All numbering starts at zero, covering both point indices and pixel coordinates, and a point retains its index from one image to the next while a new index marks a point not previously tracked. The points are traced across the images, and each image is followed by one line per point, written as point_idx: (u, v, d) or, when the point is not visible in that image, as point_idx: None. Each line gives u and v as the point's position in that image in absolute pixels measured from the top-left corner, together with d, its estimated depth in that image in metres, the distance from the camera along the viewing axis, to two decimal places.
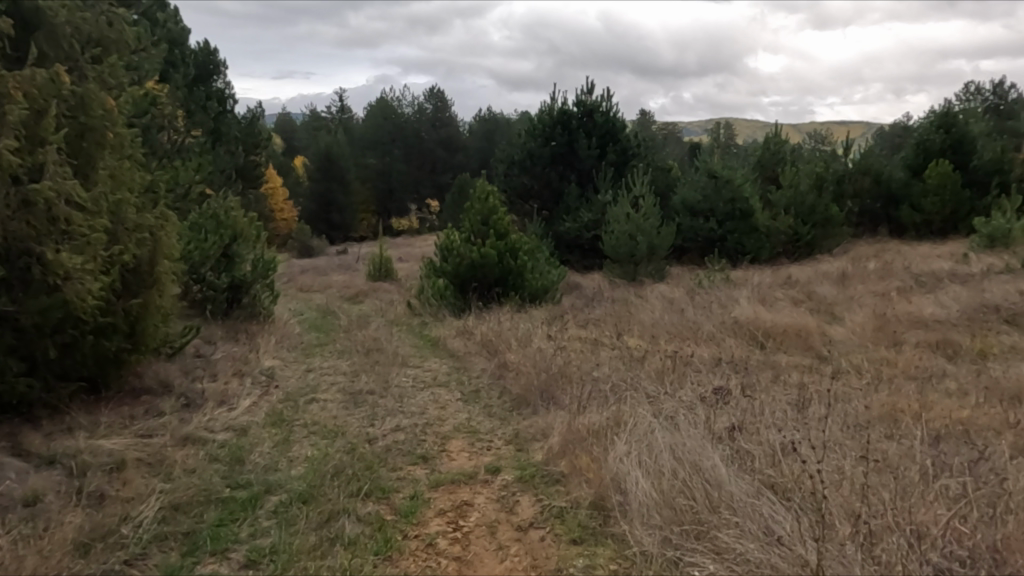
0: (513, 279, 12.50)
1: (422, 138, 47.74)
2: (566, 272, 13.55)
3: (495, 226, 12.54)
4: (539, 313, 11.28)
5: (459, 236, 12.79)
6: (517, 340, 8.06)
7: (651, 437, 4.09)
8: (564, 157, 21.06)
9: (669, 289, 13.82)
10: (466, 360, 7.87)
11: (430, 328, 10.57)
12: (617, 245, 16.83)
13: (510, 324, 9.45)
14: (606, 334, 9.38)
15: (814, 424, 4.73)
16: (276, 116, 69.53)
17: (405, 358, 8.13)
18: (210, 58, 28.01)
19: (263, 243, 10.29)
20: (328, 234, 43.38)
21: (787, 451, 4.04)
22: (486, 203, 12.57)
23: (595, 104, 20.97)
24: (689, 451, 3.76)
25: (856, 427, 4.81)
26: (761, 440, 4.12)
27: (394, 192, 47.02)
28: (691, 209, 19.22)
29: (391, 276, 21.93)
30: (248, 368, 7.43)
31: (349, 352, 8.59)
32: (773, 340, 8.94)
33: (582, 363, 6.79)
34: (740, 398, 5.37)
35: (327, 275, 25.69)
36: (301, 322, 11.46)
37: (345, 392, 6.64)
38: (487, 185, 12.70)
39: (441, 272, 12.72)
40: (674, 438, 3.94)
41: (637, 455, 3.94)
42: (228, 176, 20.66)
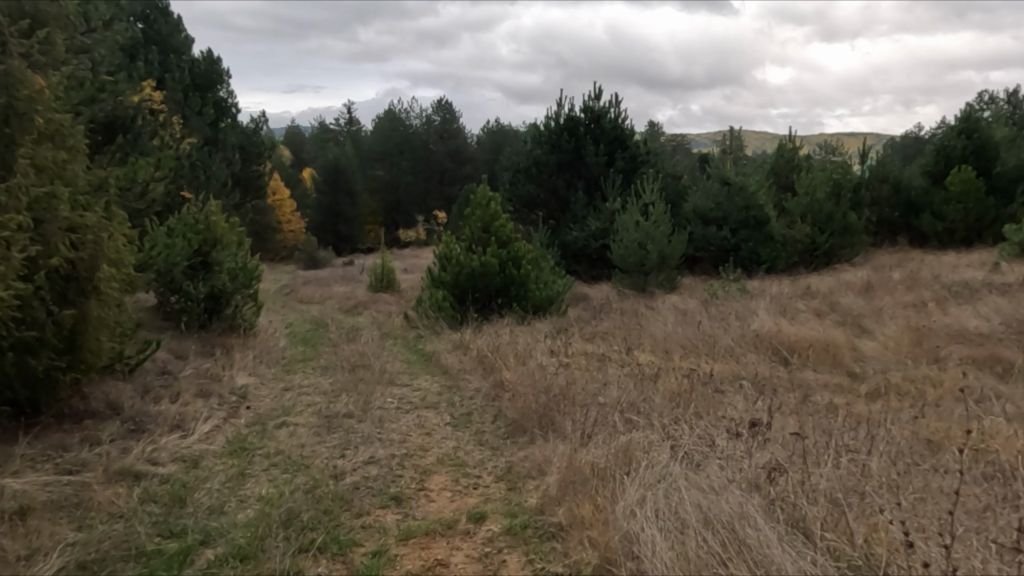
0: (515, 290, 11.77)
1: (429, 148, 47.31)
2: (572, 282, 12.82)
3: (497, 233, 11.85)
4: (543, 326, 10.54)
5: (458, 244, 12.10)
6: (515, 356, 7.31)
7: (672, 490, 3.34)
8: (571, 164, 20.41)
9: (681, 300, 13.06)
10: (459, 378, 7.13)
11: (426, 342, 9.85)
12: (626, 254, 16.09)
13: (510, 338, 8.71)
14: (616, 349, 8.62)
15: (864, 462, 3.96)
16: (285, 128, 69.45)
17: (392, 376, 7.40)
18: (213, 67, 27.63)
19: (246, 249, 9.62)
20: (336, 245, 42.85)
21: (843, 510, 3.28)
22: (488, 211, 11.93)
23: (603, 111, 20.33)
24: (726, 519, 3.02)
25: (914, 467, 4.05)
26: (810, 498, 3.37)
27: (401, 204, 46.52)
28: (703, 217, 18.46)
29: (393, 287, 21.24)
30: (218, 386, 6.73)
31: (333, 368, 7.88)
32: (798, 356, 8.16)
33: (587, 383, 6.04)
34: (771, 431, 4.60)
35: (330, 287, 25.04)
36: (288, 336, 10.77)
37: (320, 416, 5.91)
38: (489, 192, 12.06)
39: (440, 283, 12.01)
40: (705, 498, 3.20)
41: (655, 511, 3.19)
42: (225, 184, 20.10)
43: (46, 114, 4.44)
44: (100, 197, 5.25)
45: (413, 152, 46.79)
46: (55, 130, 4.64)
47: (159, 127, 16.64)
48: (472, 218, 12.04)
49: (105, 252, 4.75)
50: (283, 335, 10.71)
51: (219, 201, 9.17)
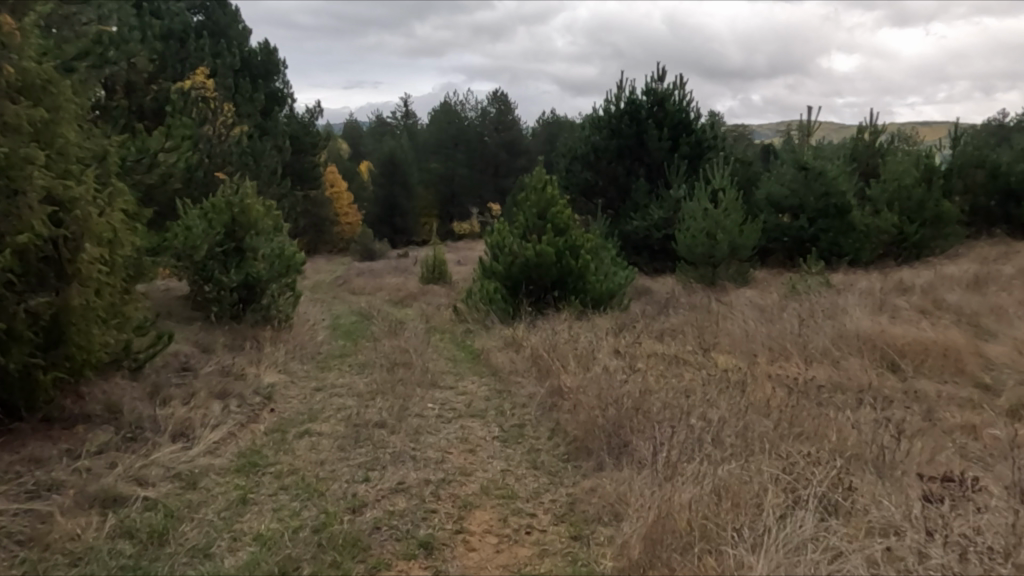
0: (573, 281, 10.80)
1: (484, 141, 46.34)
2: (635, 274, 11.72)
3: (553, 219, 10.98)
4: (604, 322, 9.52)
5: (511, 232, 11.21)
6: (576, 358, 6.34)
7: None
8: (632, 150, 19.21)
9: (757, 296, 11.80)
10: (510, 381, 6.21)
11: (477, 338, 8.98)
12: (693, 245, 14.88)
13: (568, 335, 7.74)
14: (690, 351, 7.54)
15: None
16: (344, 123, 70.14)
17: (435, 376, 6.54)
18: (270, 59, 27.50)
19: (283, 234, 8.91)
20: (391, 237, 42.63)
21: None
22: (544, 195, 11.13)
23: (667, 93, 18.96)
24: None
25: None
26: None
27: (456, 196, 46.01)
28: (776, 205, 17.00)
29: (445, 279, 20.50)
30: (240, 386, 6.00)
31: (371, 366, 7.07)
32: (909, 363, 6.90)
33: (663, 394, 5.03)
34: (918, 485, 3.53)
35: (382, 278, 24.55)
36: (329, 328, 10.08)
37: (348, 423, 5.08)
38: (545, 175, 11.26)
39: (492, 273, 11.12)
40: None
41: None
42: (275, 173, 19.72)
43: (18, 64, 3.75)
44: (96, 167, 4.54)
45: (468, 145, 45.96)
46: (35, 85, 3.95)
47: (208, 113, 16.26)
48: (527, 203, 11.23)
49: (90, 231, 4.02)
50: (325, 328, 10.02)
51: (253, 182, 8.48)
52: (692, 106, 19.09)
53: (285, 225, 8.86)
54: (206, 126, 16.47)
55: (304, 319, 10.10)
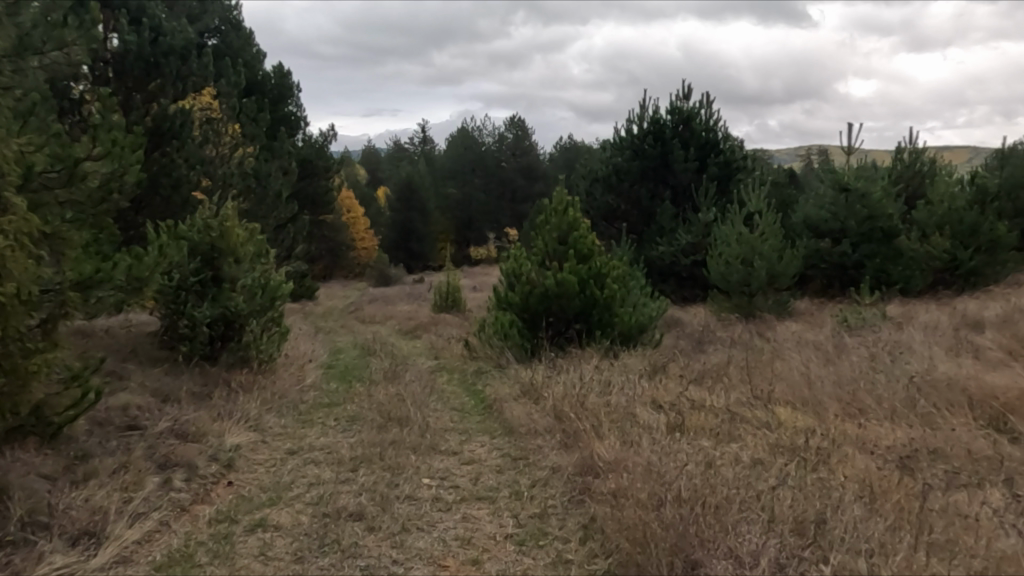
0: (599, 314, 9.61)
1: (501, 167, 45.53)
2: (667, 306, 10.48)
3: (576, 244, 9.89)
4: (635, 363, 8.31)
5: (529, 259, 10.09)
6: (610, 419, 5.11)
7: None
8: (657, 172, 18.10)
9: (805, 332, 10.51)
10: (527, 446, 5.01)
11: (490, 381, 7.78)
12: (726, 272, 13.66)
13: (598, 385, 6.49)
14: (743, 403, 6.29)
15: None
16: (362, 151, 70.16)
17: (435, 436, 5.33)
18: (285, 82, 26.99)
19: (269, 262, 7.84)
20: (407, 263, 41.75)
21: None
22: (567, 218, 10.07)
23: (693, 112, 17.87)
24: None
25: None
26: None
27: (473, 221, 45.18)
28: (815, 229, 15.74)
29: (459, 307, 19.37)
30: (194, 450, 4.85)
31: (361, 420, 5.89)
32: (1019, 424, 5.59)
33: (732, 482, 3.79)
34: None
35: (395, 305, 23.51)
36: (324, 368, 8.96)
37: (317, 511, 3.91)
38: (567, 196, 10.21)
39: (507, 305, 9.98)
40: None
41: None
42: (282, 197, 18.85)
43: None
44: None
45: (485, 170, 45.26)
46: None
47: (211, 135, 15.42)
48: (547, 227, 10.15)
49: None
50: (319, 368, 8.89)
51: (234, 203, 7.44)
52: (720, 125, 17.98)
53: (273, 251, 7.79)
54: (209, 147, 15.62)
55: (295, 355, 8.97)
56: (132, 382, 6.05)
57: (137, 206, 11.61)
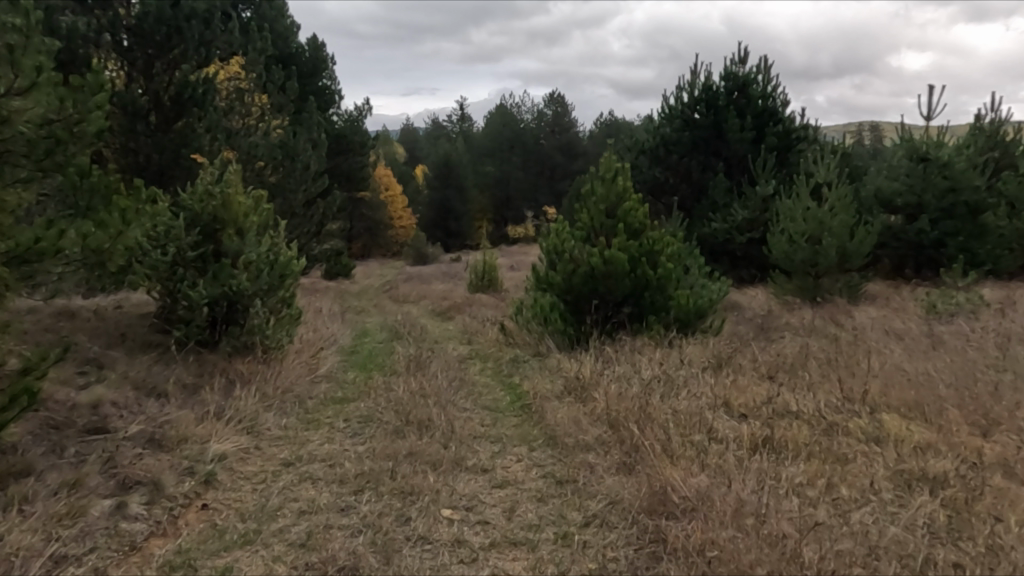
0: (652, 297, 8.51)
1: (540, 143, 44.19)
2: (729, 287, 9.26)
3: (627, 216, 8.81)
4: (696, 354, 7.20)
5: (572, 234, 9.00)
6: (682, 436, 4.04)
7: None
8: (709, 143, 16.71)
9: (889, 319, 9.20)
10: (576, 465, 3.98)
11: (528, 374, 6.76)
12: (790, 250, 12.34)
13: (658, 386, 5.41)
14: (838, 411, 5.15)
15: None
16: (401, 130, 69.51)
17: (461, 447, 4.34)
18: (320, 56, 26.27)
19: (279, 236, 6.92)
20: (445, 242, 40.92)
21: None
22: (617, 187, 8.98)
23: (749, 77, 16.35)
24: None
25: None
26: None
27: (511, 199, 44.08)
28: (887, 204, 14.23)
29: (496, 286, 18.41)
30: (167, 461, 3.97)
31: (375, 423, 4.95)
32: None
33: (869, 548, 2.71)
34: None
35: (430, 284, 22.64)
36: (344, 354, 8.08)
37: (299, 564, 2.95)
38: (618, 163, 9.09)
39: (547, 285, 8.91)
40: None
41: None
42: (312, 173, 18.10)
43: None
44: None
45: (524, 147, 44.06)
46: None
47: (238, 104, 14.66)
48: (593, 199, 9.06)
49: None
50: (339, 354, 8.01)
51: (238, 166, 6.53)
52: (778, 92, 16.44)
53: (283, 222, 6.87)
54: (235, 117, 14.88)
55: (313, 340, 8.11)
56: (112, 372, 5.21)
57: (154, 177, 10.90)
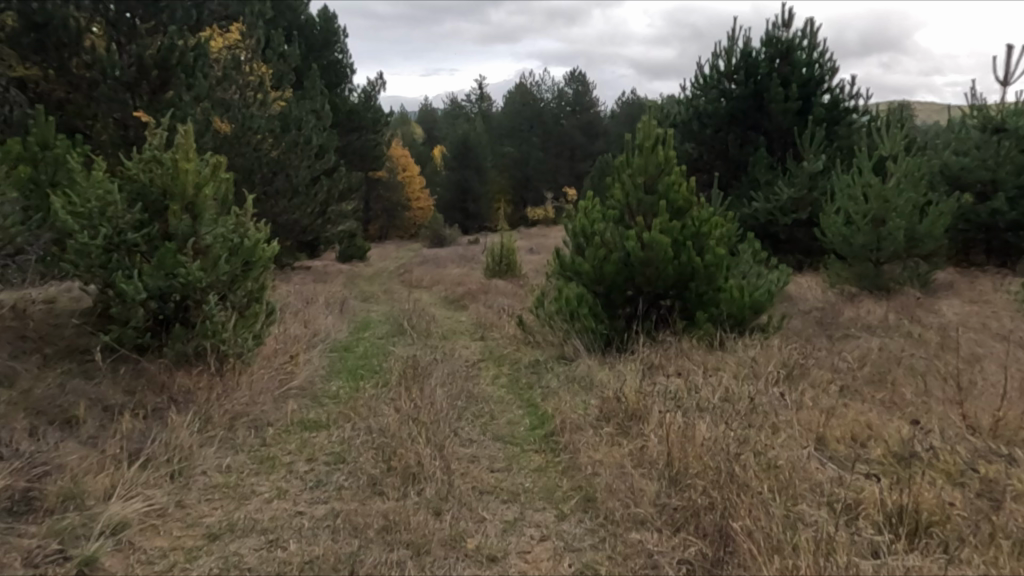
0: (700, 287, 7.12)
1: (560, 124, 42.62)
2: (790, 276, 7.82)
3: (669, 190, 7.43)
4: (760, 362, 5.84)
5: (602, 213, 7.60)
6: (786, 518, 2.73)
7: None
8: (748, 115, 15.09)
9: (979, 317, 7.73)
10: (629, 560, 2.68)
11: (553, 388, 5.46)
12: (849, 233, 10.85)
13: (729, 417, 4.06)
14: (976, 455, 3.77)
15: None
16: (418, 111, 68.06)
17: (461, 515, 3.06)
18: (331, 28, 24.90)
19: (245, 213, 5.62)
20: (463, 224, 39.58)
21: None
22: (656, 157, 7.58)
23: (793, 42, 14.70)
24: None
25: None
26: None
27: (531, 180, 42.59)
28: (955, 181, 12.61)
29: (514, 271, 17.07)
30: (33, 542, 2.74)
31: (347, 466, 3.68)
32: None
33: None
34: None
35: (446, 269, 21.34)
36: (334, 355, 6.81)
37: None
38: (658, 128, 7.69)
39: (574, 273, 7.54)
40: None
41: None
42: (316, 150, 16.82)
43: None
44: None
45: (543, 127, 42.51)
46: None
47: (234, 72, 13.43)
48: (628, 171, 7.68)
49: None
50: (327, 356, 6.75)
51: (191, 124, 5.22)
52: (824, 60, 14.79)
53: (250, 195, 5.59)
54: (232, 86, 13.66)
55: (296, 339, 6.86)
56: (9, 390, 3.99)
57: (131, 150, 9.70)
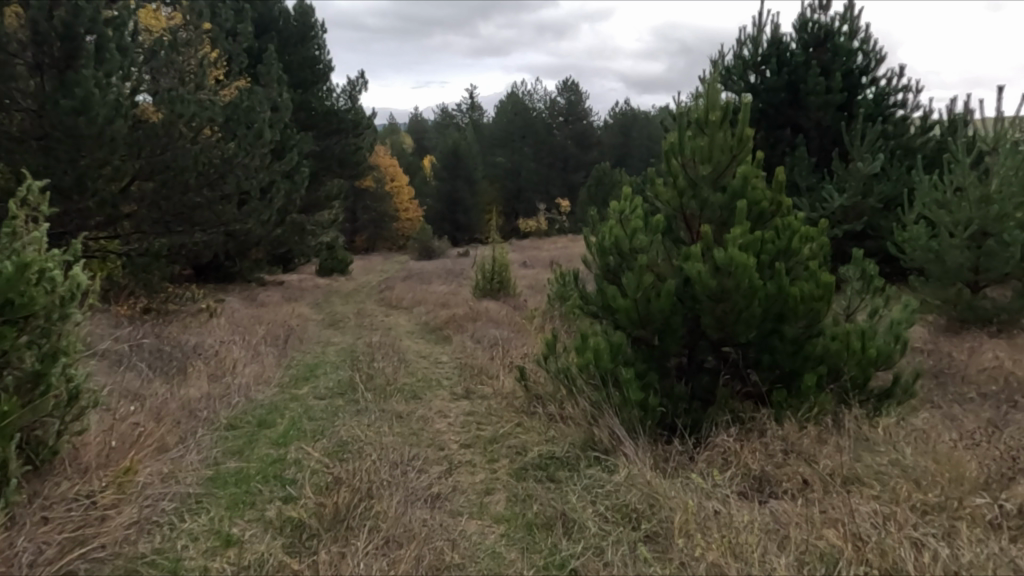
0: (801, 332, 4.69)
1: (553, 134, 40.35)
2: (917, 313, 5.36)
3: (747, 185, 4.93)
4: (952, 488, 3.37)
5: (643, 222, 5.08)
6: None
7: None
8: (778, 112, 11.61)
9: None
10: None
11: (597, 556, 2.95)
12: (942, 249, 8.44)
13: None
14: None
15: None
16: (408, 121, 65.67)
17: None
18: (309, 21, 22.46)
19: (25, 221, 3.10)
20: (453, 235, 37.04)
21: None
22: (725, 137, 5.11)
23: (832, 25, 11.40)
24: None
25: None
26: None
27: (523, 190, 40.10)
28: None
29: (508, 290, 14.53)
30: None
31: None
32: None
33: None
34: None
35: (429, 285, 18.77)
36: (220, 461, 4.21)
37: None
38: (726, 98, 5.21)
39: (605, 310, 5.05)
40: None
41: None
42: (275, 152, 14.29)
43: None
44: None
45: (536, 136, 40.28)
46: None
47: (171, 54, 11.03)
48: (681, 160, 5.15)
49: None
50: (208, 462, 4.16)
51: None
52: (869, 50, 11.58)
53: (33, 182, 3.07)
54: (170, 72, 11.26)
55: (157, 428, 4.26)
56: None
57: None
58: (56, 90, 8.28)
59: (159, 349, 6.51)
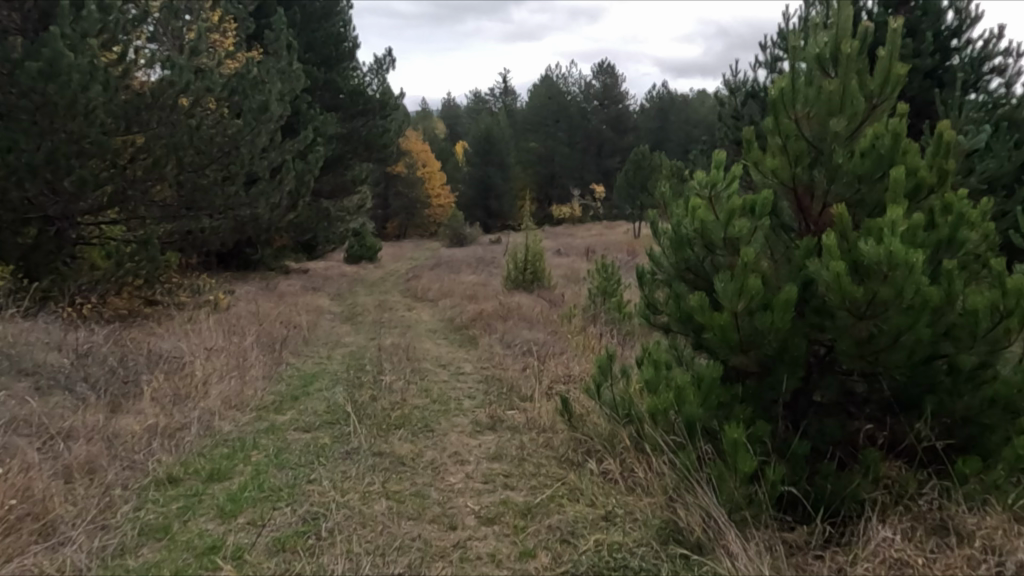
0: (987, 364, 3.14)
1: (587, 118, 38.74)
2: None
3: (898, 146, 3.38)
4: None
5: (740, 198, 3.55)
6: None
7: None
8: None
9: None
10: None
11: None
12: None
13: None
14: None
15: None
16: (439, 108, 64.42)
17: None
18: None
19: None
20: (485, 223, 35.66)
21: None
22: (862, 78, 3.57)
23: None
24: None
25: None
26: None
27: (557, 176, 38.42)
28: None
29: (542, 283, 13.08)
30: None
31: None
32: None
33: None
34: None
35: (457, 275, 17.43)
36: (127, 551, 2.90)
37: None
38: (861, 24, 3.67)
39: (687, 324, 3.56)
40: None
41: None
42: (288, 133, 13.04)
43: None
44: None
45: (570, 121, 38.64)
46: None
47: (168, 17, 9.78)
48: (798, 110, 3.60)
49: None
50: (105, 555, 2.85)
51: None
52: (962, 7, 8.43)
53: None
54: (168, 38, 10.07)
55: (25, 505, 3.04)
56: None
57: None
58: (25, 54, 7.04)
59: (118, 362, 5.29)
